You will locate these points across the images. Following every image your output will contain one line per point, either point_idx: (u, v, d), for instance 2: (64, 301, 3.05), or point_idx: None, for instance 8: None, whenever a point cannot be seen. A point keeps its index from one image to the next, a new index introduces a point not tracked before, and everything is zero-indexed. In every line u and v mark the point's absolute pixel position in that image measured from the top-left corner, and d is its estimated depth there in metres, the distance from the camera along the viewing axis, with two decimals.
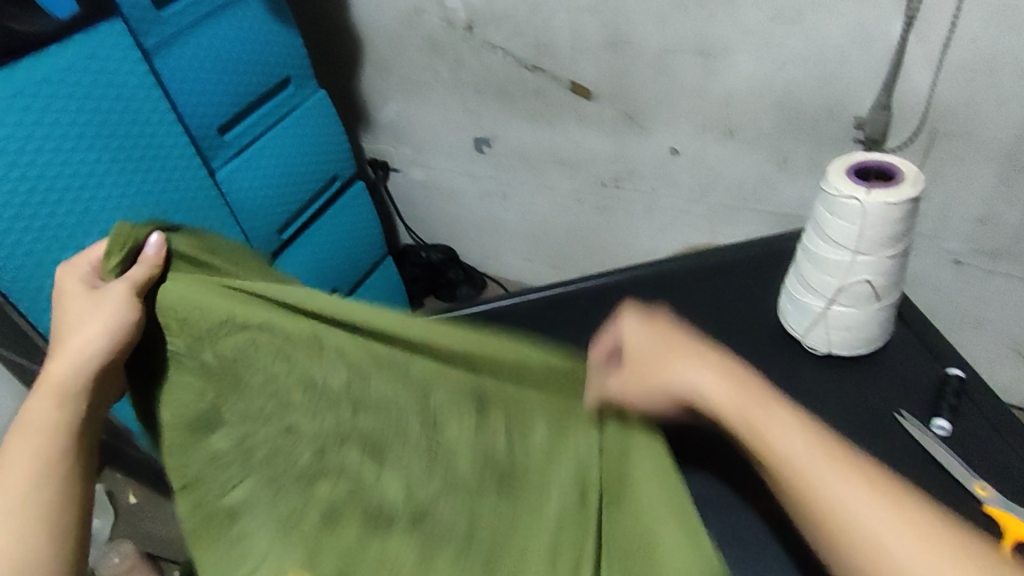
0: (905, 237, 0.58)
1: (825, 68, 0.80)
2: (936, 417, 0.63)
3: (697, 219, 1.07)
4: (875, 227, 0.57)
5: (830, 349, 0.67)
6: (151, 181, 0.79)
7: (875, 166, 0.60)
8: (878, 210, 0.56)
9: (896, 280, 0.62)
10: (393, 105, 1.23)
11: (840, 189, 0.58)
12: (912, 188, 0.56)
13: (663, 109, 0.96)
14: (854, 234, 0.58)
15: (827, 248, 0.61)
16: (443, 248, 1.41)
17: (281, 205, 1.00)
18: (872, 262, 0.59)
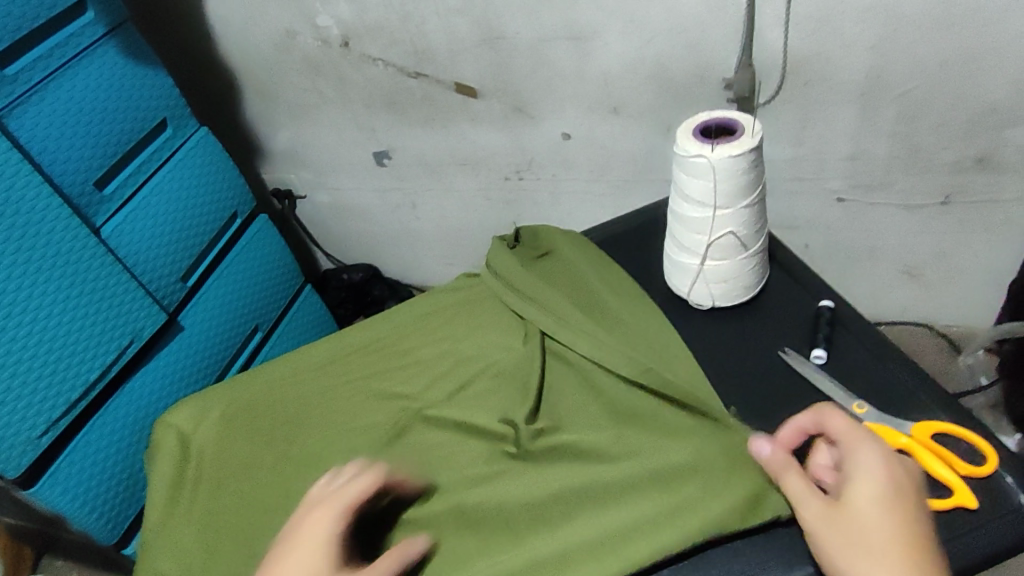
0: (757, 186, 0.62)
1: (688, 36, 0.84)
2: (814, 348, 0.66)
3: (603, 199, 1.09)
4: (726, 179, 0.60)
5: (715, 303, 0.71)
6: (27, 249, 0.75)
7: (716, 126, 0.63)
8: (726, 164, 0.59)
9: (758, 227, 0.65)
10: (285, 132, 1.22)
11: (688, 150, 0.60)
12: (750, 140, 0.59)
13: (546, 97, 0.98)
14: (709, 190, 0.61)
15: (692, 209, 0.63)
16: (363, 267, 1.39)
17: (181, 249, 0.97)
18: (731, 216, 0.62)
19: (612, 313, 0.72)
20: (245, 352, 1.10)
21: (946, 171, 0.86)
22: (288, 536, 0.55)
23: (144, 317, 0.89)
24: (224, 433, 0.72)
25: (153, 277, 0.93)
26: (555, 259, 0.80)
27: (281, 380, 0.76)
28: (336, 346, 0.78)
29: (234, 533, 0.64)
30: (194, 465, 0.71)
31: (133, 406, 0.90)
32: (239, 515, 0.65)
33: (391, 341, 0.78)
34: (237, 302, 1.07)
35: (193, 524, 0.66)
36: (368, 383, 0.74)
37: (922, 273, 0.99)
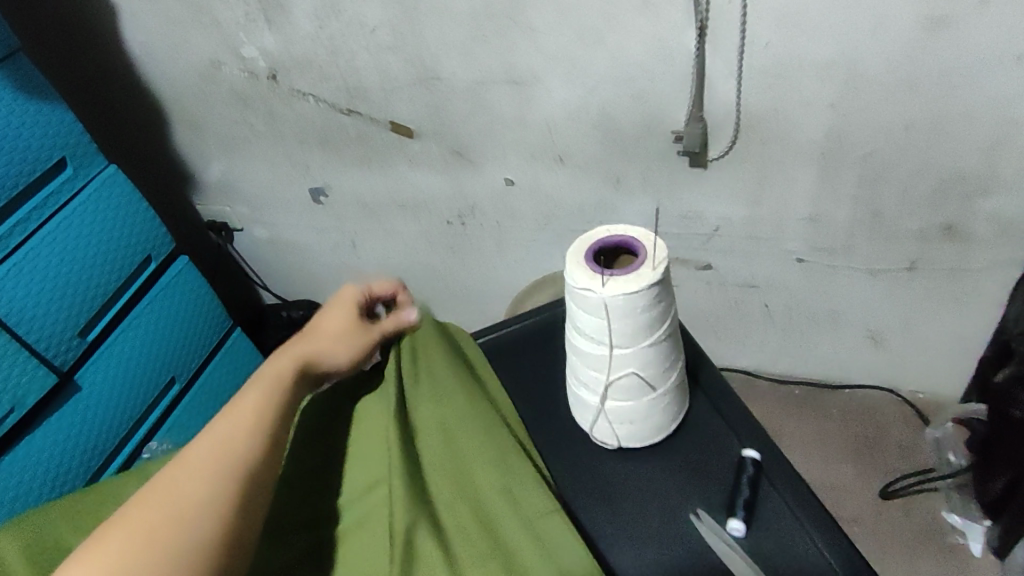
0: (665, 326, 0.45)
1: (635, 85, 0.76)
2: (731, 520, 0.48)
3: (551, 249, 1.00)
4: (617, 322, 0.43)
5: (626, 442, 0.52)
6: None
7: (621, 240, 0.46)
8: (620, 308, 0.42)
9: (671, 369, 0.48)
10: (216, 165, 1.13)
11: (578, 280, 0.43)
12: (651, 272, 0.42)
13: (487, 142, 0.90)
14: (598, 331, 0.44)
15: (581, 346, 0.46)
16: (306, 304, 1.30)
17: (78, 303, 0.88)
18: (628, 361, 0.45)
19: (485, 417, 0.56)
20: (159, 407, 1.02)
21: (912, 238, 0.79)
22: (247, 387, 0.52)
23: (26, 382, 0.82)
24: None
25: (42, 335, 0.84)
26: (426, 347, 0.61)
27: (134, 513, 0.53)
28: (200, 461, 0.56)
29: None
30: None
31: (17, 478, 0.82)
32: None
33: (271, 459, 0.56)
34: (146, 357, 0.98)
35: None
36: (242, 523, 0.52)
37: (888, 339, 0.92)
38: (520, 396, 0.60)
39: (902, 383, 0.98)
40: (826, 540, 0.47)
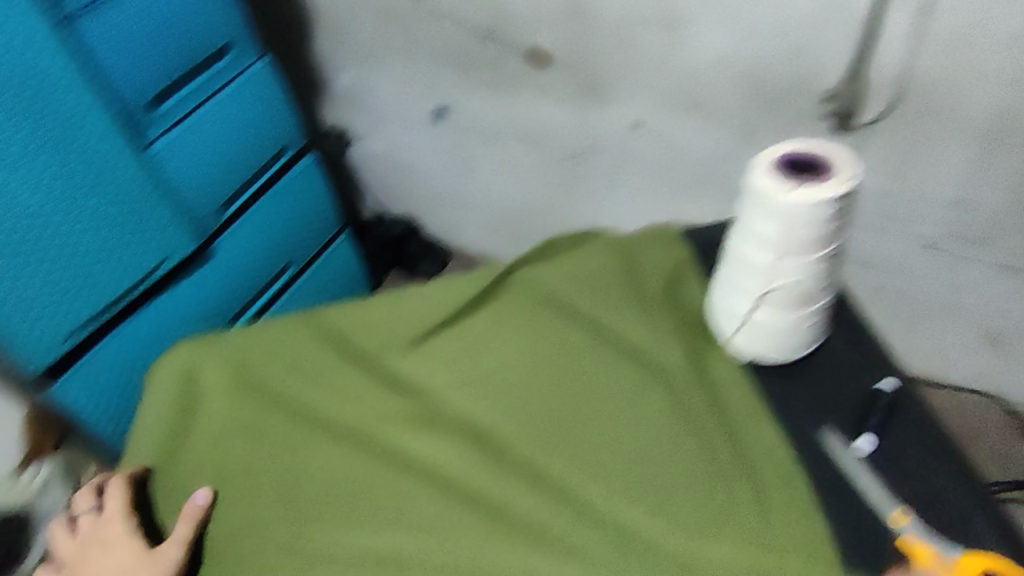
0: (838, 238, 0.50)
1: (793, 37, 0.74)
2: (859, 436, 0.55)
3: (666, 199, 1.00)
4: (795, 227, 0.48)
5: (756, 358, 0.59)
6: (72, 161, 0.79)
7: (810, 156, 0.50)
8: (804, 210, 0.47)
9: (826, 285, 0.53)
10: (347, 74, 1.16)
11: (764, 183, 0.48)
12: (838, 187, 0.47)
13: (620, 79, 0.89)
14: (769, 233, 0.49)
15: (747, 247, 0.52)
16: (403, 223, 1.34)
17: (221, 179, 0.96)
18: (790, 267, 0.50)
19: (613, 368, 0.61)
20: (275, 287, 1.11)
21: None
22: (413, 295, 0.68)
23: (176, 240, 0.91)
24: (230, 392, 0.64)
25: (194, 202, 0.93)
26: (602, 266, 0.67)
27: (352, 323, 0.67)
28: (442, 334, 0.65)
29: (240, 426, 0.62)
30: (200, 421, 0.63)
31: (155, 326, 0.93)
32: (252, 404, 0.63)
33: (515, 331, 0.64)
34: (270, 241, 1.06)
35: (194, 409, 0.64)
36: (497, 366, 0.63)
37: (1006, 343, 0.89)
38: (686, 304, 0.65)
39: (1007, 391, 0.95)
40: (950, 463, 0.53)
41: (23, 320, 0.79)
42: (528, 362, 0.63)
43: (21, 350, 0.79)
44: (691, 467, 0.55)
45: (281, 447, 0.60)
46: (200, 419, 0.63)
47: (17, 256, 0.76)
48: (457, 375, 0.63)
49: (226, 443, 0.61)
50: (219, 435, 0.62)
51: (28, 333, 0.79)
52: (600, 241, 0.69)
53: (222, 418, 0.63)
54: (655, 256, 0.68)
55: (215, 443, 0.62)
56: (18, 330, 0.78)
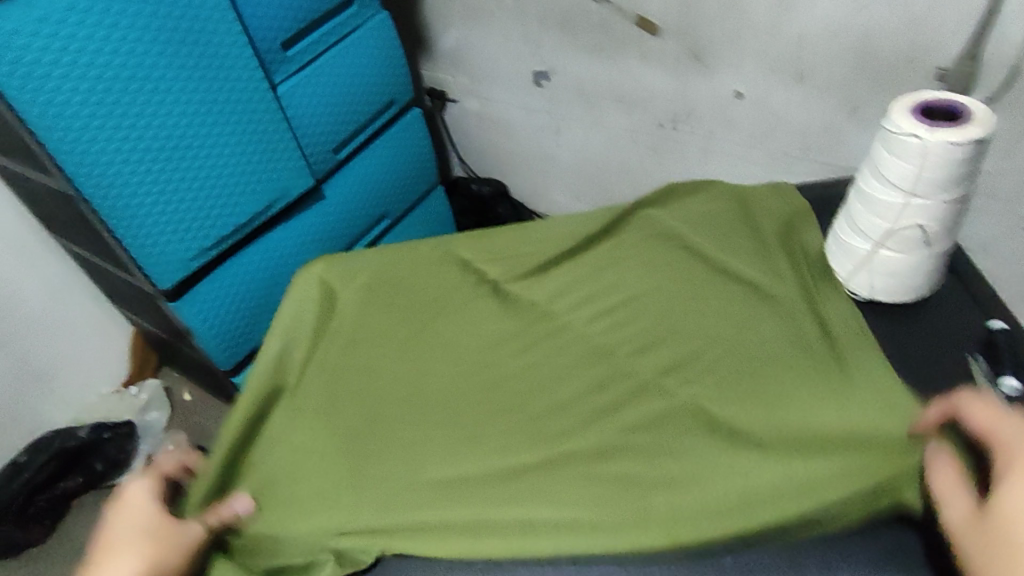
0: (966, 181, 0.58)
1: (911, 10, 0.75)
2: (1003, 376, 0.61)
3: (758, 168, 1.02)
4: (936, 167, 0.57)
5: (873, 295, 0.68)
6: (217, 92, 0.83)
7: (944, 104, 0.59)
8: (939, 150, 0.55)
9: (949, 227, 0.61)
10: (453, 33, 1.21)
11: (902, 126, 0.57)
12: (980, 130, 0.55)
13: (728, 48, 0.92)
14: (910, 174, 0.58)
15: (886, 188, 0.60)
16: (493, 183, 1.38)
17: (337, 123, 1.03)
18: (927, 204, 0.59)
19: (726, 290, 0.69)
20: (372, 233, 1.17)
21: None
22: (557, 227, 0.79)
23: (296, 176, 0.97)
24: (363, 294, 0.75)
25: (309, 142, 1.00)
26: (719, 213, 0.76)
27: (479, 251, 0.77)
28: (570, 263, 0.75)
29: (370, 322, 0.73)
30: (337, 320, 0.74)
31: (271, 256, 1.00)
32: (386, 306, 0.74)
33: (640, 254, 0.74)
34: (371, 188, 1.13)
35: (333, 306, 0.75)
36: (614, 283, 0.72)
37: None
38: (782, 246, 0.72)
39: None
40: None
41: (162, 238, 0.84)
42: (647, 279, 0.71)
43: (154, 269, 0.86)
44: (785, 372, 0.62)
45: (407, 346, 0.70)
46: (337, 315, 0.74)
47: (158, 179, 0.81)
48: (573, 291, 0.72)
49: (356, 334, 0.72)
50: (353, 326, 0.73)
51: (163, 251, 0.85)
52: (716, 192, 0.78)
53: (356, 315, 0.74)
54: (766, 209, 0.76)
55: (349, 333, 0.72)
56: (154, 247, 0.84)
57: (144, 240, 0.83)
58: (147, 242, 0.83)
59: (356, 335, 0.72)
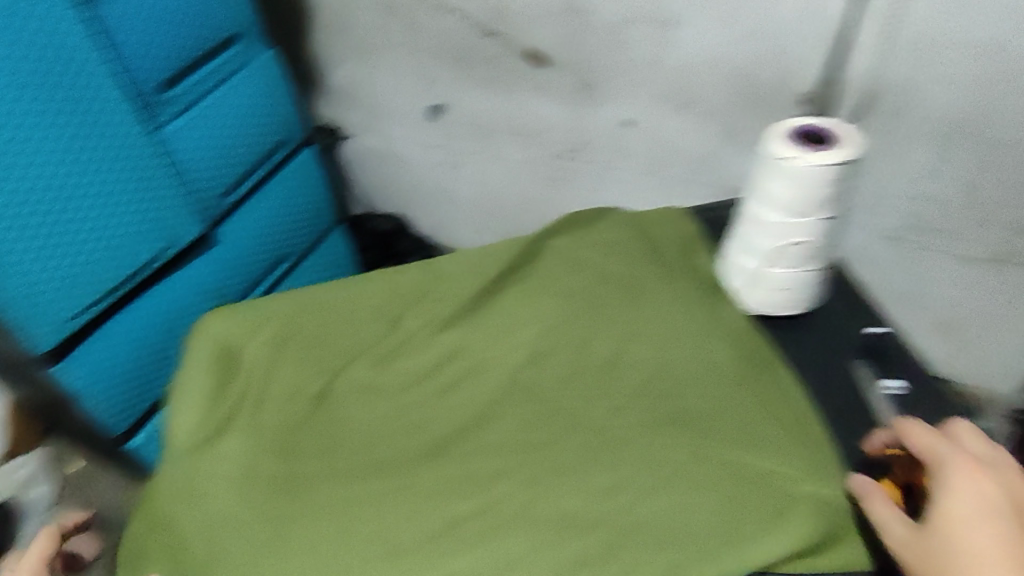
0: (838, 200, 0.63)
1: (775, 42, 0.81)
2: (887, 378, 0.67)
3: (651, 194, 1.06)
4: (816, 187, 0.61)
5: (765, 311, 0.72)
6: (89, 138, 0.78)
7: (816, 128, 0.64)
8: (815, 171, 0.60)
9: (827, 243, 0.66)
10: (345, 69, 1.19)
11: (781, 151, 0.61)
12: (850, 151, 0.60)
13: (615, 79, 0.95)
14: (793, 194, 0.62)
15: (771, 209, 0.64)
16: (396, 221, 1.36)
17: (226, 167, 0.97)
18: (808, 222, 0.63)
19: (647, 320, 0.70)
20: (270, 278, 1.12)
21: (1003, 229, 0.85)
22: (470, 258, 0.76)
23: (183, 225, 0.91)
24: (269, 348, 0.71)
25: (198, 187, 0.93)
26: (626, 241, 0.78)
27: (390, 294, 0.74)
28: (490, 301, 0.74)
29: (281, 383, 0.68)
30: (241, 379, 0.69)
31: (162, 311, 0.92)
32: (301, 360, 0.70)
33: (557, 288, 0.74)
34: (267, 232, 1.07)
35: (237, 366, 0.70)
36: (538, 323, 0.71)
37: (957, 329, 0.98)
38: (689, 272, 0.75)
39: (957, 376, 1.04)
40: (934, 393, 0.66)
41: (32, 299, 0.77)
42: (568, 315, 0.71)
43: (26, 334, 0.78)
44: (717, 401, 0.64)
45: (330, 408, 0.67)
46: (244, 375, 0.69)
47: (22, 235, 0.74)
48: (500, 334, 0.71)
49: (265, 399, 0.67)
50: (266, 388, 0.68)
51: (35, 314, 0.78)
52: (620, 218, 0.80)
53: (265, 376, 0.69)
54: (665, 233, 0.79)
55: (257, 398, 0.67)
56: (25, 309, 0.77)
57: (12, 301, 0.75)
58: (14, 304, 0.76)
59: (264, 398, 0.67)
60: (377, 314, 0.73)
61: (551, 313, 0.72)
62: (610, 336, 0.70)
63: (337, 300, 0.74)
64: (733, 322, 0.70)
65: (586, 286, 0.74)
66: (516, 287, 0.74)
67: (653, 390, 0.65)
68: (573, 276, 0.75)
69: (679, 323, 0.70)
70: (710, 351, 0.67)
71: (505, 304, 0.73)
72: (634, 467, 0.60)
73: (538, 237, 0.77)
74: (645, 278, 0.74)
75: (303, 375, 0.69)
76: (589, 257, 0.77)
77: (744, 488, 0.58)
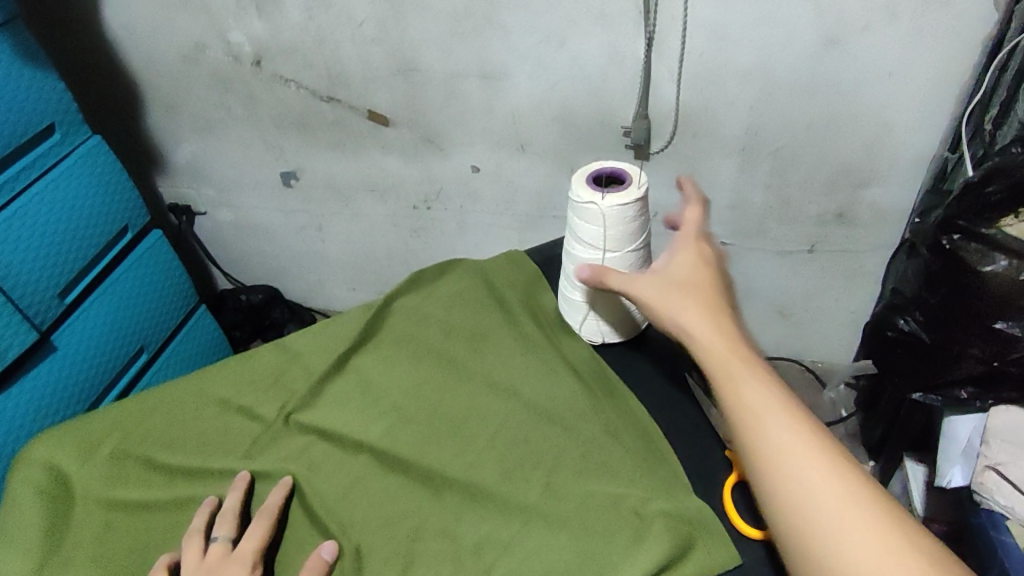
0: (643, 233, 0.68)
1: (590, 82, 0.89)
2: None
3: (509, 231, 1.12)
4: (615, 225, 0.66)
5: (605, 339, 0.76)
6: None
7: (607, 172, 0.69)
8: (613, 212, 0.65)
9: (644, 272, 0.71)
10: (187, 147, 1.16)
11: (582, 196, 0.66)
12: (637, 189, 0.66)
13: (455, 129, 1.00)
14: (598, 234, 0.66)
15: (586, 250, 0.69)
16: (264, 288, 1.33)
17: (57, 265, 0.91)
18: (619, 256, 0.68)
19: (495, 367, 0.74)
20: (130, 373, 1.06)
21: (811, 223, 0.97)
22: (319, 336, 0.78)
23: (11, 336, 0.84)
24: (109, 463, 0.69)
25: (24, 291, 0.87)
26: (472, 290, 0.80)
27: (239, 384, 0.74)
28: (345, 374, 0.74)
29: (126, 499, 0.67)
30: (80, 502, 0.68)
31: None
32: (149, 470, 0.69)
33: (410, 349, 0.76)
34: (115, 328, 1.01)
35: (79, 490, 0.68)
36: (394, 387, 0.73)
37: (792, 313, 1.10)
38: (535, 310, 0.79)
39: (802, 353, 1.17)
40: None
41: None
42: (422, 374, 0.73)
43: None
44: (569, 433, 0.67)
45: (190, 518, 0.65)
46: (82, 499, 0.68)
47: None
48: (359, 404, 0.72)
49: (112, 517, 0.66)
50: (112, 507, 0.67)
51: None
52: (466, 268, 0.83)
53: (108, 492, 0.68)
54: (509, 276, 0.81)
55: (101, 519, 0.66)
56: None
57: None
58: None
59: (109, 520, 0.66)
60: (229, 407, 0.73)
61: (405, 376, 0.73)
62: (464, 388, 0.72)
63: (183, 402, 0.74)
64: (577, 356, 0.75)
65: (438, 342, 0.76)
66: (370, 353, 0.76)
67: (508, 435, 0.68)
68: (426, 334, 0.77)
69: (524, 365, 0.73)
70: (558, 387, 0.71)
71: (360, 375, 0.74)
72: (496, 517, 0.62)
73: (384, 301, 0.80)
74: (489, 325, 0.77)
75: (149, 486, 0.68)
76: (437, 312, 0.79)
77: (604, 515, 0.61)
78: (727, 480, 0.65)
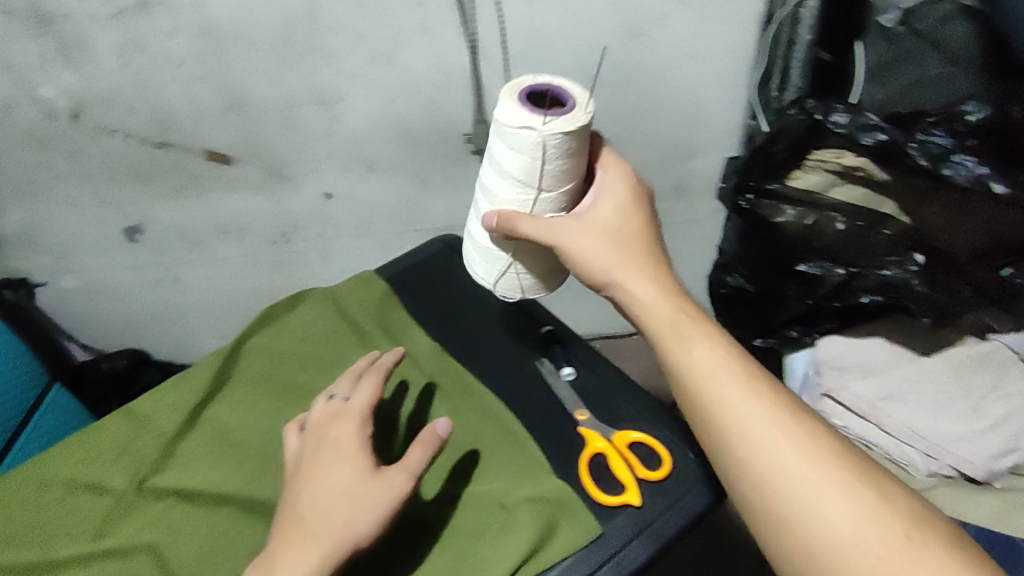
0: (579, 163, 0.61)
1: (424, 95, 0.91)
2: (564, 367, 0.77)
3: (373, 251, 1.12)
4: (551, 161, 0.58)
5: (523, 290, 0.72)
6: None
7: (545, 90, 0.59)
8: (554, 140, 0.56)
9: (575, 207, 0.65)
10: (11, 216, 1.06)
11: (517, 120, 0.56)
12: (583, 115, 0.57)
13: (300, 159, 0.99)
14: (529, 170, 0.59)
15: (510, 185, 0.61)
16: (129, 353, 1.25)
17: None
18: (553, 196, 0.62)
19: None
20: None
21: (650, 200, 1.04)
22: (169, 392, 0.74)
23: None
24: None
25: None
26: (323, 321, 0.80)
27: (91, 460, 0.70)
28: (199, 429, 0.72)
29: None
30: None
31: None
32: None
33: (266, 392, 0.75)
34: None
35: None
36: (253, 435, 0.72)
37: None
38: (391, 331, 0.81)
39: None
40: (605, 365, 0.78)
41: None
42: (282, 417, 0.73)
43: None
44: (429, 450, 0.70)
45: None
46: None
47: None
48: (220, 458, 0.70)
49: None
50: None
51: None
52: (317, 297, 0.82)
53: None
54: (359, 299, 0.82)
55: None
56: None
57: None
58: None
59: None
60: (82, 488, 0.69)
61: (263, 421, 0.73)
62: None
63: (29, 488, 0.69)
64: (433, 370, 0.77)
65: (294, 380, 0.76)
66: (228, 402, 0.74)
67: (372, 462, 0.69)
68: (283, 374, 0.76)
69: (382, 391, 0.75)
70: (417, 407, 0.74)
71: (217, 427, 0.72)
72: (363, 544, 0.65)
73: (233, 344, 0.77)
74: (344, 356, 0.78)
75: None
76: (292, 349, 0.78)
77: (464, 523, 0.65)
78: (580, 455, 0.70)
